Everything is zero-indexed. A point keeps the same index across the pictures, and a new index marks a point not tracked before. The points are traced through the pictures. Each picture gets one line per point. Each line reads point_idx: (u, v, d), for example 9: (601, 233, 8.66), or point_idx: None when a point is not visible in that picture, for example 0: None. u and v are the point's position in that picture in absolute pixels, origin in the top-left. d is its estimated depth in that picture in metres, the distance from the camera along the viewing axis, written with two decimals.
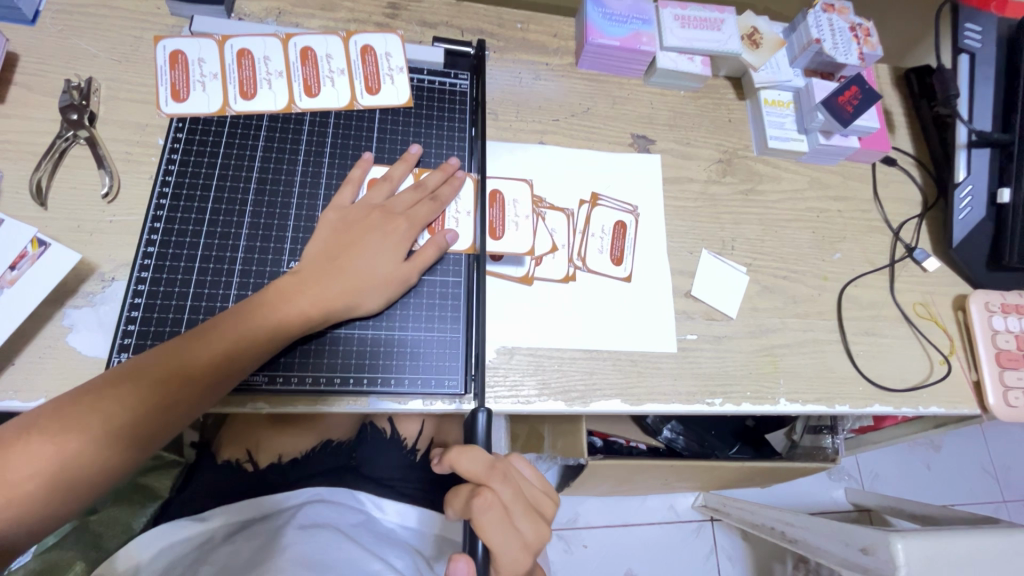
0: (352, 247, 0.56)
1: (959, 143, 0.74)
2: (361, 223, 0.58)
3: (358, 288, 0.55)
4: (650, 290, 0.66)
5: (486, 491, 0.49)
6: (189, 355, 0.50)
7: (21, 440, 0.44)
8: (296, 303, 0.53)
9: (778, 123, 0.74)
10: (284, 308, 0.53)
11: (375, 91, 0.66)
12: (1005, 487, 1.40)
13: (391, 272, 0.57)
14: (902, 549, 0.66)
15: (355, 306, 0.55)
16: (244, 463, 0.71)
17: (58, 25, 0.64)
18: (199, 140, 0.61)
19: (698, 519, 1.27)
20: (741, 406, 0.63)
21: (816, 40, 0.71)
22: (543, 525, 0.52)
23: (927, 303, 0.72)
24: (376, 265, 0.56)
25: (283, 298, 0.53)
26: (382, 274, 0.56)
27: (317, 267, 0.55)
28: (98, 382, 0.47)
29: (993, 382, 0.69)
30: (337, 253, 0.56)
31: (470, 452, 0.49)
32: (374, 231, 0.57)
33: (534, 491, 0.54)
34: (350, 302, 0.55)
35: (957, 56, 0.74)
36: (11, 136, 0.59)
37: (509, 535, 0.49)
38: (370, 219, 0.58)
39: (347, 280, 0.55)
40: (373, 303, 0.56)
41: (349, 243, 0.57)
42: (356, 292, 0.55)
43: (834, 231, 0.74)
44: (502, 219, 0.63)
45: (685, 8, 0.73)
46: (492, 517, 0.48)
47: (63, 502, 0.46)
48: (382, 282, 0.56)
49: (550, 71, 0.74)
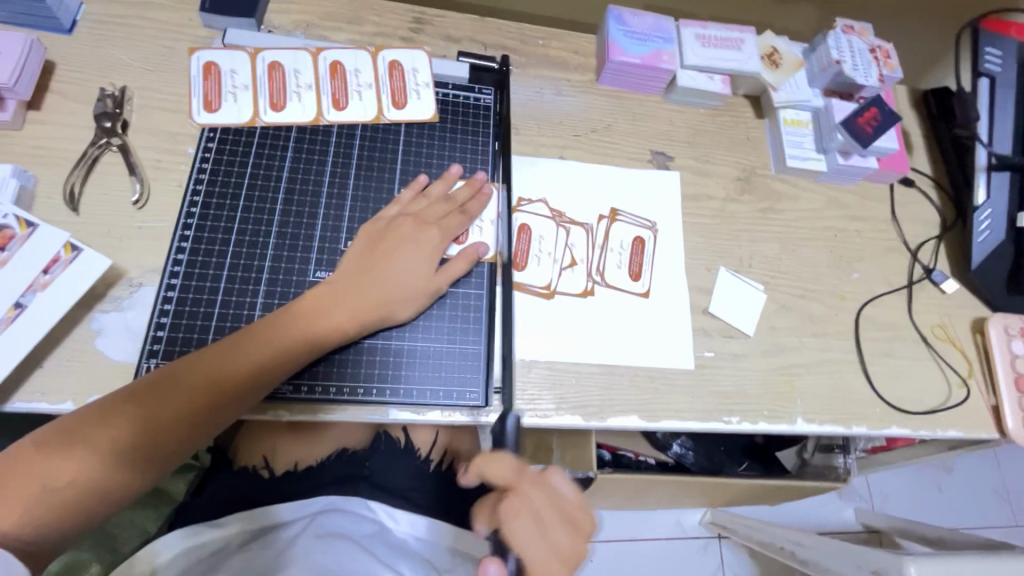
0: (385, 256, 0.58)
1: (978, 166, 0.74)
2: (394, 234, 0.59)
3: (389, 297, 0.56)
4: (667, 306, 0.66)
5: (514, 497, 0.47)
6: (226, 363, 0.51)
7: (66, 442, 0.45)
8: (329, 315, 0.54)
9: (798, 142, 0.74)
10: (319, 319, 0.54)
11: (401, 106, 0.67)
12: (1018, 511, 1.39)
13: (420, 280, 0.58)
14: (916, 573, 0.66)
15: (387, 316, 0.56)
16: (261, 470, 0.72)
17: (95, 34, 0.65)
18: (230, 150, 0.62)
19: (706, 536, 1.26)
20: (757, 424, 0.63)
21: (835, 61, 0.72)
22: (584, 538, 0.48)
23: (946, 325, 0.72)
24: (406, 273, 0.57)
25: (318, 306, 0.55)
26: (411, 282, 0.57)
27: (348, 277, 0.57)
28: (139, 385, 0.48)
29: (1012, 407, 0.68)
30: (370, 263, 0.57)
31: (496, 459, 0.48)
32: (405, 242, 0.59)
33: (579, 506, 0.49)
34: (383, 312, 0.56)
35: (978, 80, 0.75)
36: (46, 142, 0.60)
37: (540, 542, 0.46)
38: (402, 229, 0.59)
39: (377, 290, 0.56)
40: (402, 313, 0.57)
41: (381, 252, 0.58)
42: (389, 301, 0.56)
43: (853, 250, 0.74)
44: (527, 250, 0.65)
45: (707, 27, 0.73)
46: (519, 522, 0.47)
47: (100, 505, 0.47)
48: (413, 293, 0.57)
49: (571, 87, 0.75)
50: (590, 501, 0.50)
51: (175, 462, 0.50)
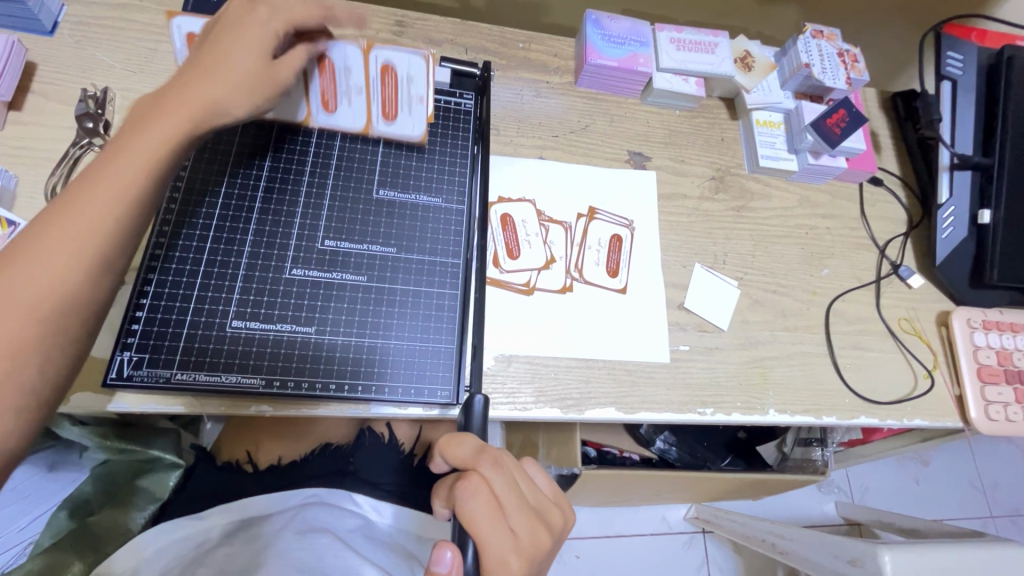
0: (219, 38, 0.49)
1: (942, 165, 0.77)
2: (221, 31, 0.50)
3: (221, 88, 0.48)
4: (644, 302, 0.68)
5: (473, 476, 0.48)
6: (74, 223, 0.41)
7: None
8: (162, 113, 0.46)
9: (770, 142, 0.77)
10: (153, 114, 0.46)
11: (392, 118, 0.65)
12: (992, 502, 1.42)
13: (253, 60, 0.49)
14: (889, 561, 0.68)
15: (221, 105, 0.48)
16: (244, 464, 0.74)
17: (77, 36, 0.66)
18: (210, 147, 0.63)
19: (690, 530, 1.28)
20: (731, 415, 0.65)
21: (806, 65, 0.74)
22: (540, 528, 0.49)
23: (912, 318, 0.75)
24: (244, 49, 0.49)
25: (142, 117, 0.46)
26: (248, 60, 0.49)
27: (174, 81, 0.48)
28: None
29: (975, 396, 0.71)
30: (199, 56, 0.49)
31: (459, 439, 0.49)
32: (237, 24, 0.50)
33: (541, 498, 0.51)
34: (218, 103, 0.47)
35: (941, 83, 0.77)
36: (28, 142, 0.61)
37: (499, 527, 0.47)
38: (235, 12, 0.50)
39: (209, 72, 0.48)
40: (244, 103, 0.49)
41: (215, 36, 0.49)
42: (228, 87, 0.48)
43: (823, 247, 0.76)
44: (515, 239, 0.67)
45: (682, 31, 0.75)
46: (478, 506, 0.47)
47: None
48: (252, 74, 0.49)
49: (551, 89, 0.76)
50: (561, 496, 0.54)
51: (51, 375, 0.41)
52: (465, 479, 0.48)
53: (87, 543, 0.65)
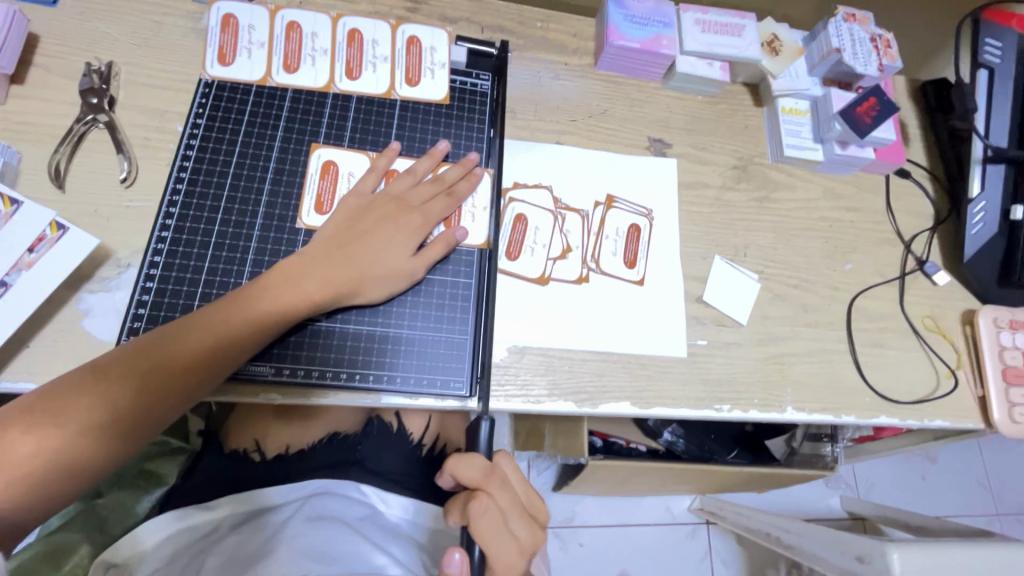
0: (364, 238, 0.57)
1: (974, 158, 0.74)
2: (376, 214, 0.58)
3: (365, 275, 0.55)
4: (660, 294, 0.66)
5: (483, 496, 0.49)
6: (202, 339, 0.49)
7: (16, 424, 0.44)
8: (313, 272, 0.54)
9: (795, 131, 0.74)
10: (305, 276, 0.54)
11: (414, 83, 0.67)
12: (998, 500, 1.41)
13: (396, 263, 0.57)
14: (897, 558, 0.67)
15: (352, 295, 0.55)
16: (251, 453, 0.71)
17: (80, 7, 0.64)
18: (218, 127, 0.61)
19: (694, 521, 1.27)
20: (748, 412, 0.63)
21: (836, 50, 0.71)
22: (537, 529, 0.52)
23: (936, 316, 0.73)
24: (384, 256, 0.57)
25: (288, 277, 0.53)
26: (390, 265, 0.57)
27: (326, 252, 0.55)
28: (95, 365, 0.47)
29: (998, 398, 0.69)
30: (348, 241, 0.56)
31: (468, 459, 0.49)
32: (387, 223, 0.58)
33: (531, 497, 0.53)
34: (354, 288, 0.55)
35: (976, 71, 0.75)
36: (31, 117, 0.59)
37: (506, 538, 0.49)
38: (388, 216, 0.58)
39: (351, 265, 0.55)
40: (373, 294, 0.56)
41: (360, 233, 0.57)
42: (368, 277, 0.56)
43: (847, 241, 0.74)
44: (521, 241, 0.65)
45: (707, 12, 0.73)
46: (488, 523, 0.48)
47: (58, 485, 0.45)
48: (384, 284, 0.56)
49: (569, 71, 0.74)
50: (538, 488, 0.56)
51: (132, 443, 0.48)
52: (475, 498, 0.49)
53: (92, 525, 0.67)
